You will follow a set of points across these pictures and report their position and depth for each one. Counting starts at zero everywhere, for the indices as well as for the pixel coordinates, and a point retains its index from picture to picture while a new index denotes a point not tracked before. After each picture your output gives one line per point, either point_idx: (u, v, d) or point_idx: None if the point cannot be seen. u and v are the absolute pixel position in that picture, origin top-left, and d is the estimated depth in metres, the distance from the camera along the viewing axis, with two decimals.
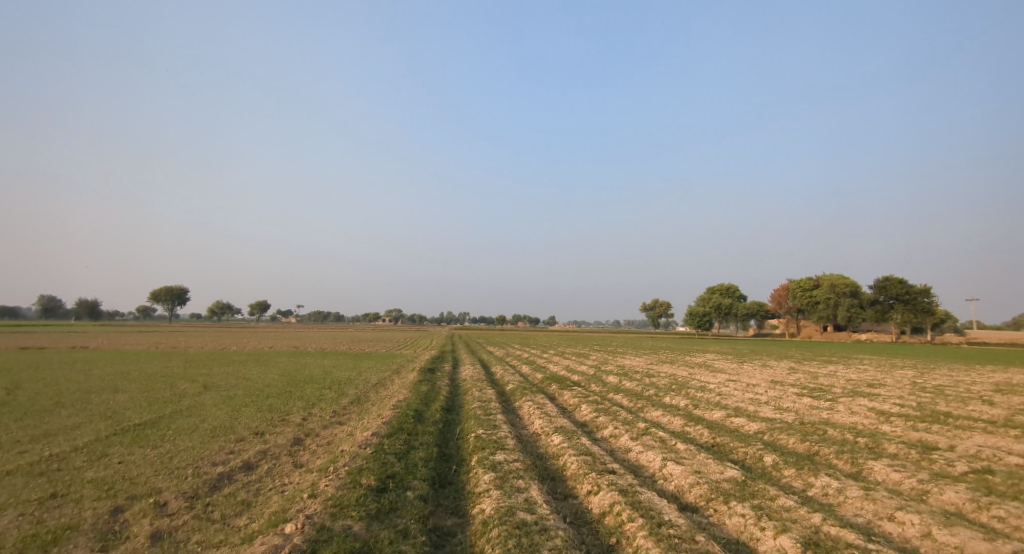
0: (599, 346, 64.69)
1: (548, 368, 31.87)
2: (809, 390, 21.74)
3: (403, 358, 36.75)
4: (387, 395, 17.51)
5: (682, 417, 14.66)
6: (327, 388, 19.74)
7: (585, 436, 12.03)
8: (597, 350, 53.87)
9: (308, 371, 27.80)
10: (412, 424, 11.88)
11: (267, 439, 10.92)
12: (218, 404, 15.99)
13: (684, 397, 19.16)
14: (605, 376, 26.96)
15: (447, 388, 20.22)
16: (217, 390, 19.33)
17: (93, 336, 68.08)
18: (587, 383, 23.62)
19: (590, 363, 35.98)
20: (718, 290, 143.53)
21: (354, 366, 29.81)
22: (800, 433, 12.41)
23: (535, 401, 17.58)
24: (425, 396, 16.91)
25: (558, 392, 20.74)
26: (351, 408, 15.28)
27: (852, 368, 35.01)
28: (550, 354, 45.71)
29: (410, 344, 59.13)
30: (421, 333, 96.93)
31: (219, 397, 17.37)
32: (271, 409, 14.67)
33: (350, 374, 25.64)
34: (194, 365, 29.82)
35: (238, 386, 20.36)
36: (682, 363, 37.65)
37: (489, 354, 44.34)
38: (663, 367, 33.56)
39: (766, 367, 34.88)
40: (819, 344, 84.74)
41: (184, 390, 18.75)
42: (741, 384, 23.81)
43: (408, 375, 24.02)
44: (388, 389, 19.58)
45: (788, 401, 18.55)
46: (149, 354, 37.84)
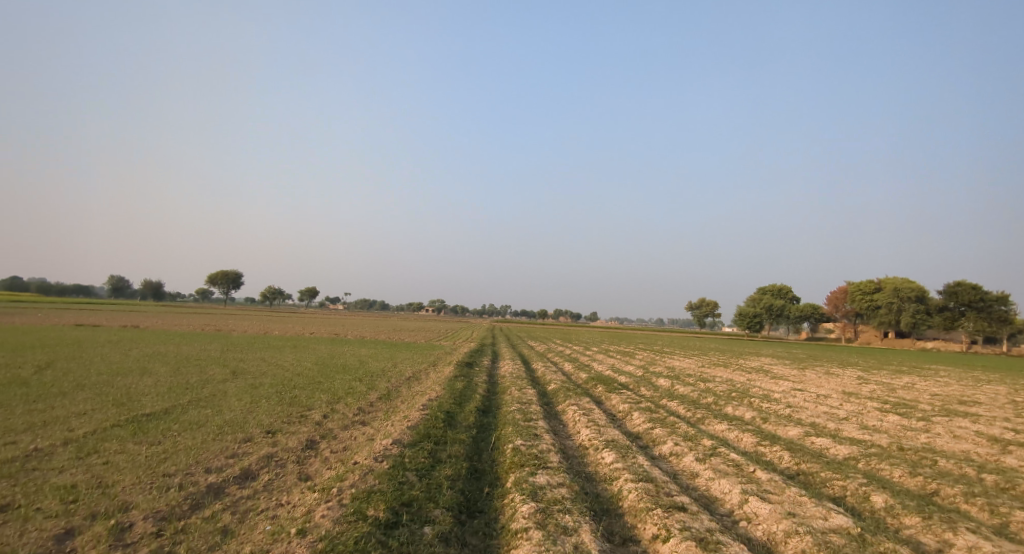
0: (643, 344, 62.10)
1: (592, 366, 30.02)
2: (893, 404, 19.04)
3: (440, 350, 35.66)
4: (418, 392, 16.17)
5: (753, 434, 12.61)
6: (358, 380, 18.65)
7: (642, 453, 10.25)
8: (642, 349, 51.45)
9: (343, 359, 27.03)
10: (442, 431, 10.39)
11: (277, 439, 9.71)
12: (241, 392, 15.06)
13: (749, 408, 16.99)
14: (655, 379, 24.91)
15: (484, 386, 18.74)
16: (245, 377, 18.54)
17: (149, 317, 70.58)
18: (635, 386, 21.69)
19: (637, 363, 33.88)
20: (769, 290, 136.96)
21: (389, 357, 28.86)
22: (905, 461, 10.20)
23: (580, 405, 15.85)
24: (459, 395, 15.45)
25: (604, 395, 18.96)
26: (378, 404, 13.97)
27: (932, 380, 31.40)
28: (593, 351, 43.65)
29: (448, 335, 58.26)
30: (461, 325, 96.43)
31: (244, 385, 16.50)
32: (293, 402, 13.60)
33: (384, 365, 24.59)
34: (232, 349, 29.60)
35: (267, 374, 19.55)
36: (735, 367, 34.96)
37: (529, 348, 42.81)
38: (717, 371, 31.09)
39: (832, 375, 31.80)
40: (879, 351, 78.98)
41: (211, 376, 18.04)
42: (810, 394, 21.28)
43: (443, 370, 22.74)
44: (420, 383, 18.34)
45: (873, 416, 16.07)
46: (193, 336, 38.28)
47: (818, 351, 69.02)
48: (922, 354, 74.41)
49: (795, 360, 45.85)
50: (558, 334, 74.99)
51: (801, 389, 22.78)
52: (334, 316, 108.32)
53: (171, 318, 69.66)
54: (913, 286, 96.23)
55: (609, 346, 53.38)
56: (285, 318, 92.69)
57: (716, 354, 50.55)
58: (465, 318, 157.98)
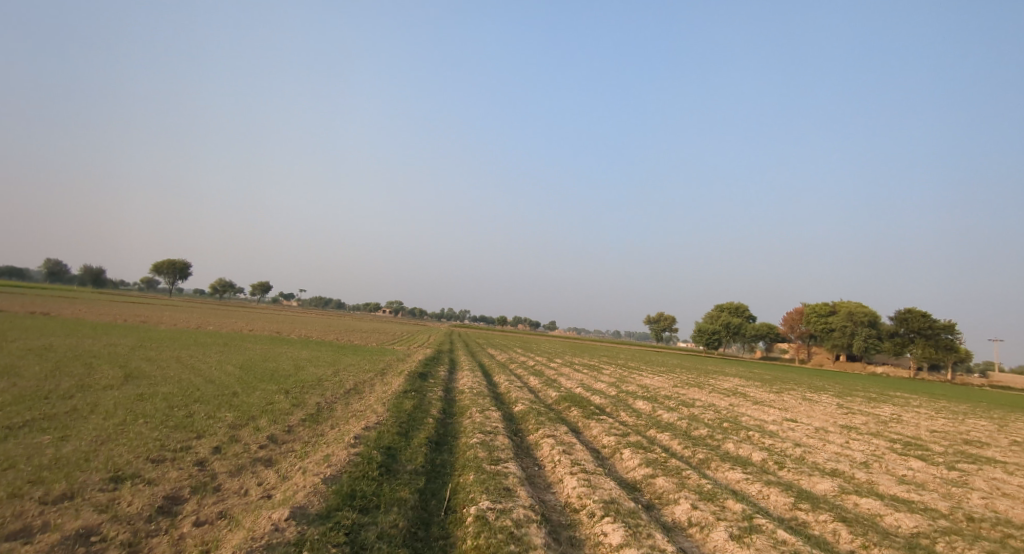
0: (606, 358, 59.94)
1: (559, 382, 27.17)
2: (903, 446, 16.89)
3: (392, 357, 32.08)
4: (355, 413, 12.82)
5: (783, 491, 9.92)
6: (283, 392, 15.14)
7: (654, 525, 7.43)
8: (606, 363, 49.08)
9: (276, 363, 23.20)
10: (377, 487, 7.23)
11: (120, 493, 6.35)
12: (116, 404, 11.34)
13: (752, 446, 14.44)
14: (632, 401, 22.20)
15: (438, 406, 15.51)
16: (137, 382, 14.71)
17: (70, 304, 63.59)
18: (614, 411, 18.86)
19: (606, 380, 31.28)
20: (727, 308, 138.37)
21: (332, 363, 25.18)
22: (1001, 548, 7.67)
23: (557, 437, 12.86)
24: (407, 420, 12.19)
25: (582, 420, 16.04)
26: (299, 432, 10.59)
27: (909, 412, 30.11)
28: (558, 364, 40.79)
29: (402, 339, 54.43)
30: (418, 329, 92.41)
31: (127, 394, 12.76)
32: (180, 423, 10.08)
33: (323, 374, 21.04)
34: (144, 344, 25.26)
35: (171, 379, 15.78)
36: (709, 388, 32.81)
37: (489, 358, 39.57)
38: (693, 392, 28.78)
39: (810, 402, 30.03)
40: (832, 373, 79.59)
41: (91, 380, 14.19)
42: (808, 428, 18.96)
43: (391, 383, 19.35)
44: (361, 400, 15.01)
45: (895, 463, 13.80)
46: (107, 327, 33.37)
47: (775, 372, 68.69)
48: (874, 379, 75.31)
49: (761, 382, 44.38)
50: (518, 343, 72.14)
51: (794, 421, 20.50)
52: (284, 314, 102.14)
53: (94, 307, 62.86)
54: (866, 311, 98.32)
55: (573, 358, 50.81)
56: (229, 312, 86.35)
57: (682, 372, 48.64)
58: (425, 322, 153.21)
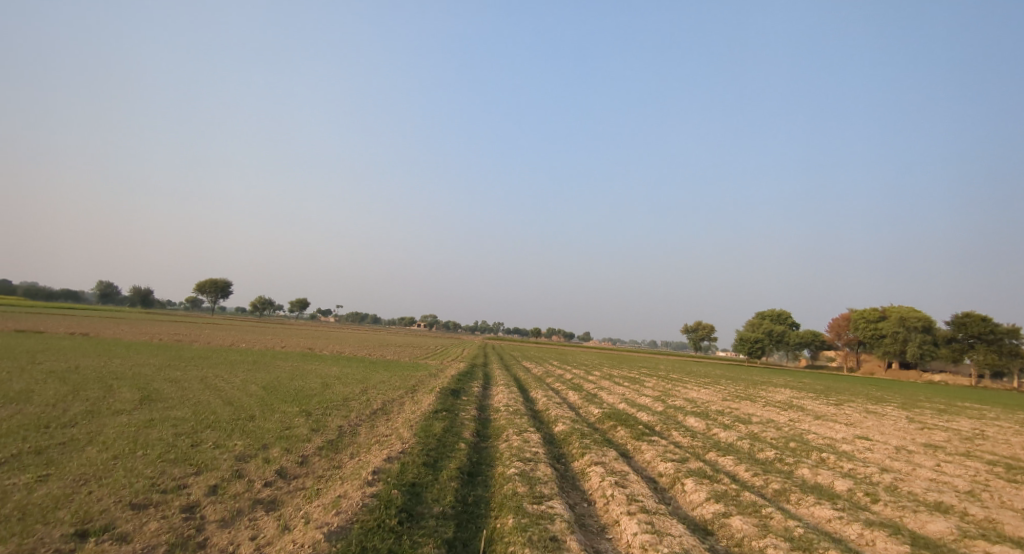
0: (644, 369, 57.54)
1: (599, 397, 25.41)
2: (1007, 469, 14.57)
3: (423, 372, 30.89)
4: (378, 439, 11.51)
5: (892, 535, 8.10)
6: (304, 414, 14.03)
7: None
8: (645, 375, 46.87)
9: (302, 382, 22.26)
10: (394, 542, 5.85)
11: None
12: (118, 433, 10.35)
13: (832, 472, 12.49)
14: (682, 418, 20.29)
15: (472, 428, 14.09)
16: (151, 405, 13.82)
17: (114, 324, 65.11)
18: (664, 430, 17.05)
19: (649, 394, 29.31)
20: (768, 315, 132.97)
21: (361, 381, 24.12)
22: None
23: (607, 464, 11.24)
24: (436, 447, 10.81)
25: (631, 442, 14.33)
26: (313, 464, 9.35)
27: (991, 426, 27.07)
28: (597, 377, 38.81)
29: (434, 353, 53.40)
30: (450, 342, 91.53)
31: (135, 420, 11.81)
32: (180, 455, 8.97)
33: (349, 392, 19.95)
34: (171, 363, 24.77)
35: (188, 401, 14.87)
36: (761, 401, 30.38)
37: (524, 372, 38.00)
38: (746, 407, 26.54)
39: (876, 416, 27.35)
40: (885, 382, 74.85)
41: (103, 405, 13.36)
42: (888, 448, 16.72)
43: (420, 401, 18.08)
44: (387, 423, 13.75)
45: (1010, 494, 11.65)
46: (140, 346, 33.33)
47: (825, 381, 64.79)
48: (934, 387, 70.31)
49: (815, 393, 41.40)
50: (551, 355, 70.33)
51: (870, 440, 18.24)
52: (319, 330, 102.86)
53: (135, 326, 64.20)
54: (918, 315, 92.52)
55: (610, 370, 48.76)
56: (265, 329, 87.31)
57: (728, 383, 45.96)
58: (457, 336, 152.36)
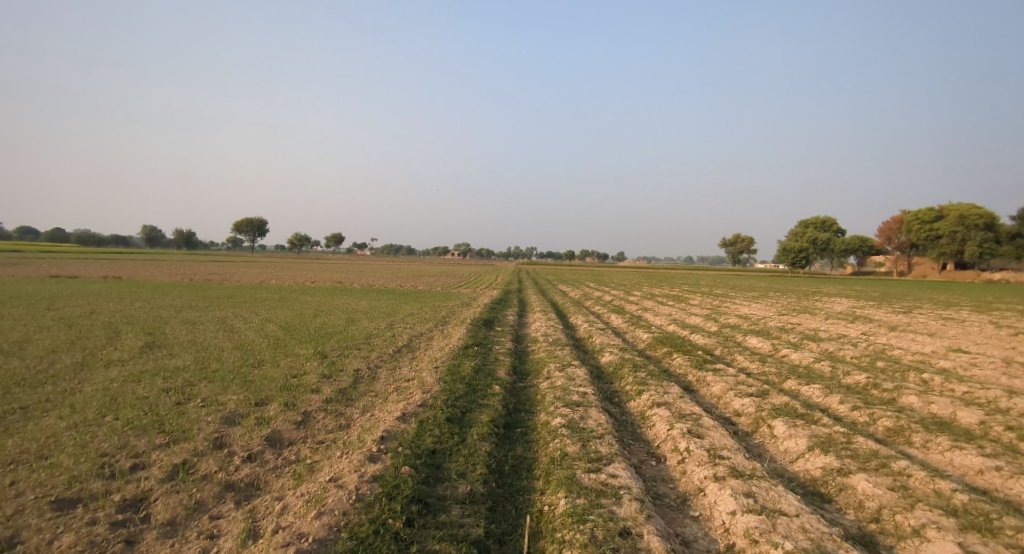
0: (686, 286, 55.11)
1: (645, 320, 23.39)
2: None
3: (455, 301, 29.41)
4: (397, 388, 9.76)
5: None
6: (319, 358, 12.47)
7: None
8: (688, 292, 44.54)
9: (324, 318, 20.96)
10: None
11: None
12: (95, 392, 8.93)
13: (948, 397, 10.18)
14: (743, 339, 18.11)
15: (508, 366, 12.27)
16: (151, 354, 12.52)
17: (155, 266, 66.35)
18: (726, 355, 14.95)
19: (697, 313, 27.14)
20: (813, 222, 126.24)
21: (388, 315, 22.70)
22: None
23: (672, 405, 9.20)
24: (464, 396, 8.94)
25: (693, 373, 12.29)
26: (314, 423, 7.68)
27: None
28: (638, 298, 36.71)
29: (467, 282, 52.14)
30: (484, 269, 90.42)
31: (125, 373, 10.45)
32: (154, 420, 7.40)
33: (373, 328, 18.49)
34: (195, 304, 23.94)
35: (195, 347, 13.56)
36: (822, 313, 27.80)
37: (561, 295, 36.23)
38: (808, 321, 24.11)
39: (955, 322, 24.54)
40: (941, 284, 70.45)
41: (99, 357, 12.12)
42: (995, 361, 14.22)
43: (448, 336, 16.42)
44: (409, 365, 12.03)
45: None
46: (171, 288, 32.92)
47: (875, 287, 61.22)
48: (996, 288, 65.83)
49: (874, 301, 38.39)
50: (587, 277, 68.43)
51: (968, 353, 15.70)
52: (354, 263, 103.35)
53: (175, 268, 65.29)
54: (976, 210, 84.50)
55: (650, 289, 46.58)
56: (301, 264, 88.01)
57: (777, 296, 43.28)
58: (492, 262, 151.81)
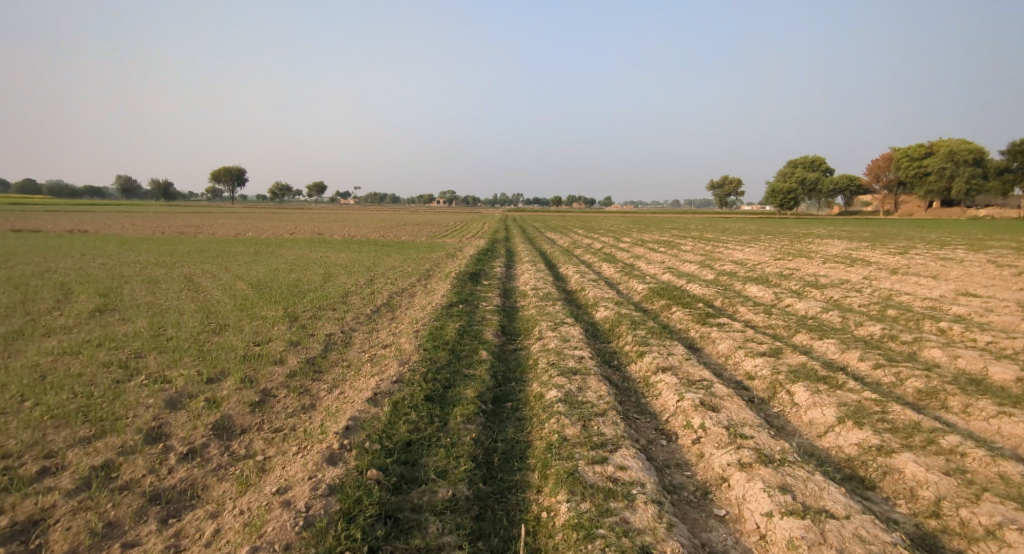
0: (675, 230, 54.17)
1: (638, 269, 22.45)
2: None
3: (440, 253, 28.17)
4: (372, 357, 8.71)
5: None
6: (288, 321, 11.33)
7: None
8: (678, 238, 43.65)
9: (300, 274, 19.67)
10: None
11: None
12: (22, 368, 7.74)
13: (974, 350, 9.40)
14: (742, 288, 17.28)
15: (495, 327, 11.26)
16: (100, 319, 11.26)
17: (126, 219, 63.61)
18: (728, 306, 14.06)
19: (691, 260, 26.28)
20: (802, 163, 124.75)
21: (368, 268, 21.46)
22: None
23: (679, 370, 8.27)
24: (447, 368, 7.92)
25: (696, 329, 11.39)
26: (273, 404, 6.64)
27: None
28: (628, 245, 35.71)
29: (452, 230, 50.60)
30: (470, 217, 88.49)
31: (65, 343, 9.25)
32: (81, 406, 6.27)
33: (352, 284, 17.31)
34: (161, 260, 22.43)
35: (152, 310, 12.33)
36: (818, 257, 27.07)
37: (549, 244, 35.04)
38: (805, 265, 23.36)
39: (954, 262, 23.95)
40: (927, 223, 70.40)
41: (40, 322, 10.84)
42: (1008, 305, 13.52)
43: (432, 292, 15.35)
44: (387, 328, 10.97)
45: None
46: (138, 242, 31.14)
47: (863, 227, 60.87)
48: (981, 224, 65.88)
49: (866, 242, 37.83)
50: (575, 223, 67.11)
51: (977, 296, 15.01)
52: (336, 213, 100.63)
53: (147, 220, 62.60)
54: (966, 146, 83.42)
55: (640, 235, 45.56)
56: (280, 215, 85.40)
57: (767, 239, 42.59)
58: (478, 209, 149.22)
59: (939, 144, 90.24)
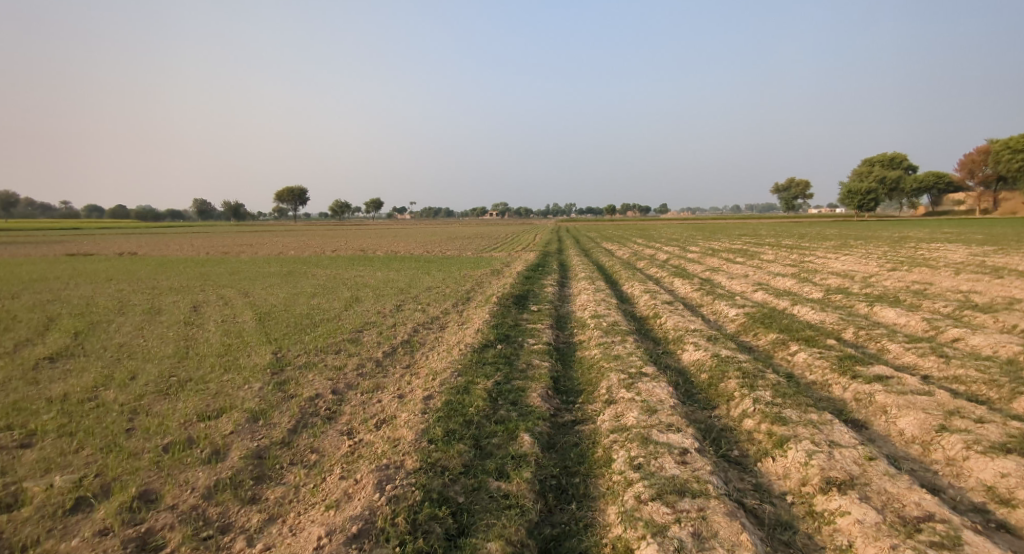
0: (745, 237, 49.00)
1: (720, 286, 18.51)
2: None
3: (484, 270, 25.10)
4: (351, 452, 5.60)
5: None
6: (267, 373, 8.46)
7: None
8: (752, 245, 38.72)
9: (322, 300, 17.13)
10: None
11: None
12: None
13: None
14: (871, 311, 13.12)
15: (544, 386, 7.90)
16: (38, 371, 8.83)
17: (183, 240, 65.28)
18: (869, 341, 10.09)
19: (781, 272, 21.96)
20: (882, 160, 114.24)
21: (400, 292, 18.65)
22: None
23: (869, 488, 4.65)
24: (461, 488, 4.72)
25: (844, 386, 7.61)
26: None
27: None
28: (698, 255, 31.46)
29: (502, 243, 47.88)
30: (520, 229, 85.68)
31: None
32: None
33: (374, 313, 14.48)
34: (183, 284, 20.64)
35: (114, 356, 9.86)
36: (942, 266, 21.94)
37: (607, 256, 31.30)
38: (935, 278, 18.60)
39: None
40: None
41: None
42: None
43: (463, 324, 12.23)
44: (393, 389, 7.84)
45: None
46: (177, 264, 30.06)
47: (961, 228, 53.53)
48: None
49: (986, 245, 31.65)
50: (633, 233, 62.90)
51: None
52: (389, 228, 100.66)
53: (206, 240, 63.64)
54: None
55: (708, 244, 40.84)
56: (332, 232, 85.97)
57: (857, 245, 36.96)
58: (531, 221, 146.25)
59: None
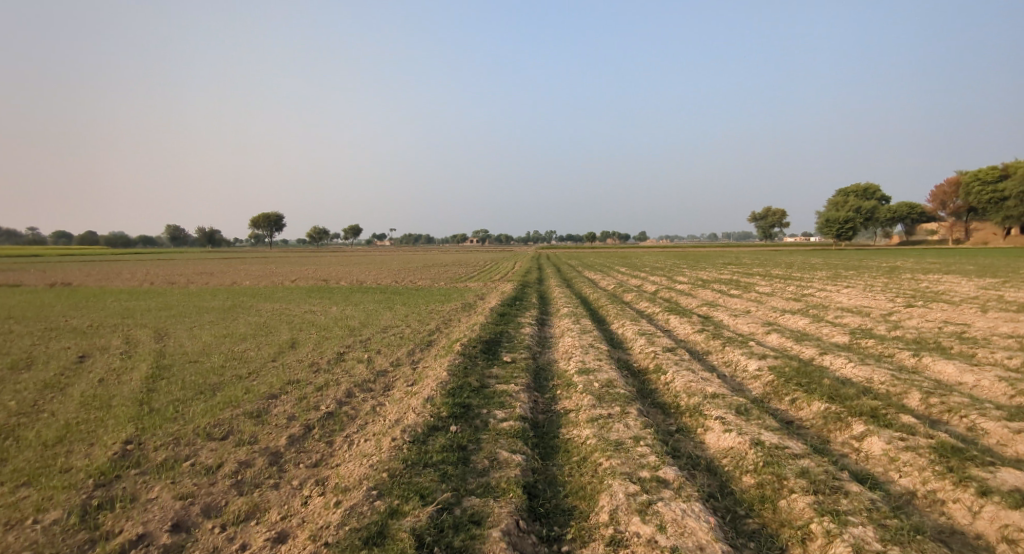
0: (731, 267, 47.09)
1: (724, 327, 15.97)
2: None
3: (454, 304, 22.27)
4: None
5: None
6: (83, 486, 5.41)
7: None
8: (741, 276, 36.57)
9: (249, 346, 14.04)
10: None
11: None
12: None
13: None
14: (921, 365, 10.62)
15: (513, 511, 5.09)
16: None
17: (136, 267, 60.88)
18: (954, 417, 7.52)
19: (786, 308, 19.63)
20: (856, 190, 115.80)
21: (349, 333, 15.66)
22: None
23: None
24: None
25: (975, 512, 4.96)
26: None
27: None
28: (689, 287, 29.06)
29: (479, 272, 45.26)
30: (499, 257, 83.56)
31: None
32: None
33: (305, 366, 11.48)
34: (90, 324, 17.28)
35: None
36: (959, 302, 19.87)
37: (591, 288, 28.72)
38: (962, 317, 16.42)
39: None
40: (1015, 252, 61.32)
41: None
42: None
43: (411, 386, 9.35)
44: (272, 523, 4.92)
45: None
46: (107, 297, 26.52)
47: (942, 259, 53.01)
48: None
49: (986, 278, 30.02)
50: (615, 261, 60.97)
51: None
52: (364, 256, 97.29)
53: (167, 268, 59.39)
54: None
55: (695, 274, 38.71)
56: (302, 259, 82.34)
57: (850, 275, 35.20)
58: (513, 248, 144.44)
59: (1016, 164, 80.40)
